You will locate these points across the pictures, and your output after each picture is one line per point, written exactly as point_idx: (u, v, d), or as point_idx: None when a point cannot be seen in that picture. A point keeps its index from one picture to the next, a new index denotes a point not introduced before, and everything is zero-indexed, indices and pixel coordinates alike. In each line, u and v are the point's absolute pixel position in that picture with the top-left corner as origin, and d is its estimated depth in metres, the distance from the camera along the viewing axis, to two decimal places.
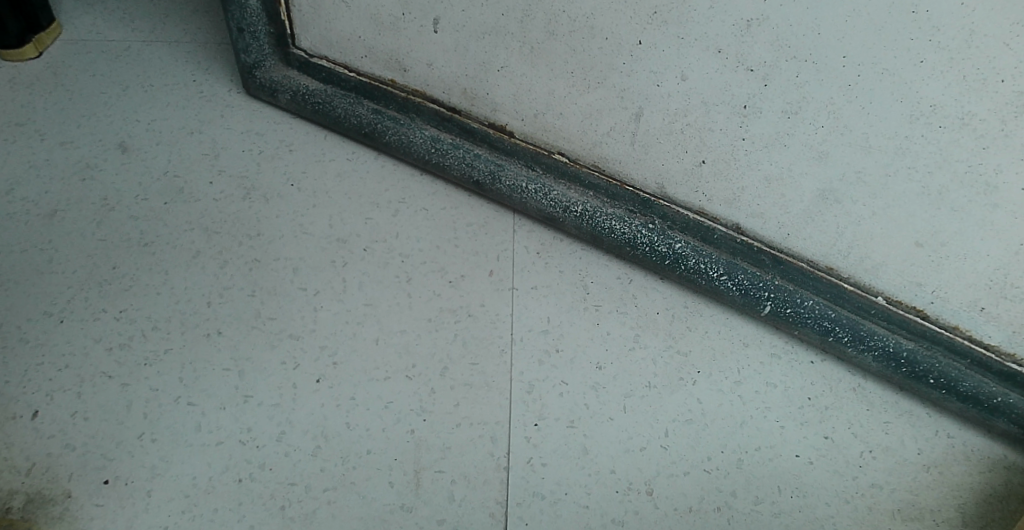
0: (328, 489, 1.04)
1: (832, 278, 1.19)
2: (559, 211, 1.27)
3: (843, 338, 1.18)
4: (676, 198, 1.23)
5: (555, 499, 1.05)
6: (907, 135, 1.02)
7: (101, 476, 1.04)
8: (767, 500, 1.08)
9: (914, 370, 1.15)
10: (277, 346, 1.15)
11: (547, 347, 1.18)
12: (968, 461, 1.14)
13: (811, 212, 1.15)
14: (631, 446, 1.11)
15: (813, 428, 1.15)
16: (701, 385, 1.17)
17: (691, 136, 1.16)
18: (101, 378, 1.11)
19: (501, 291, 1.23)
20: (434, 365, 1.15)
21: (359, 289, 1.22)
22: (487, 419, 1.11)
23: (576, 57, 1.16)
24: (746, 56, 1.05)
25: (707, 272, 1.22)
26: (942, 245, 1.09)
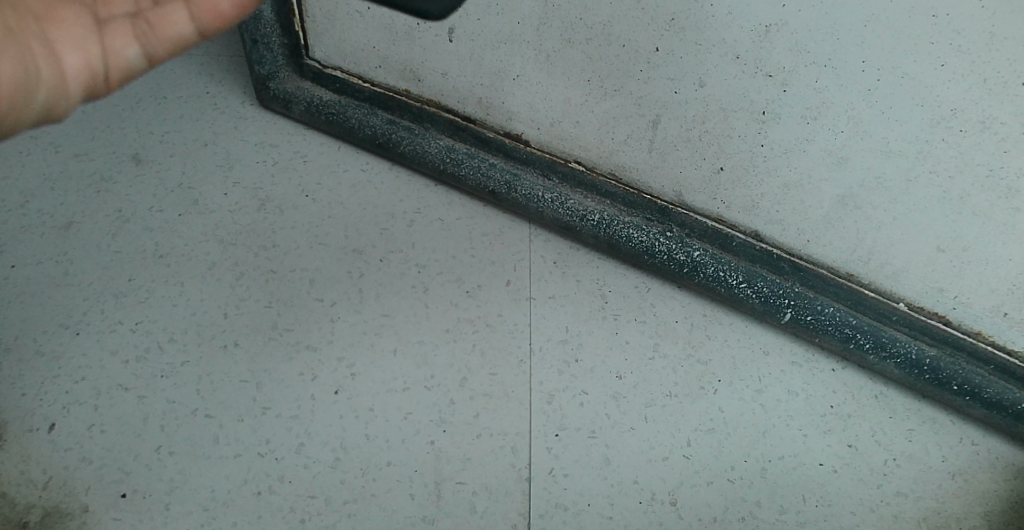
0: (348, 501, 1.03)
1: (852, 285, 1.18)
2: (576, 221, 1.24)
3: (864, 345, 1.16)
4: (694, 206, 1.23)
5: (578, 510, 1.04)
6: (928, 140, 1.02)
7: (119, 489, 1.03)
8: (792, 509, 1.06)
9: (937, 377, 1.14)
10: (296, 358, 1.15)
11: (566, 356, 1.17)
12: (993, 469, 1.13)
13: (832, 218, 1.14)
14: (653, 455, 1.09)
15: (837, 436, 1.14)
16: (722, 394, 1.16)
17: (709, 143, 1.15)
18: (118, 390, 1.10)
19: (519, 301, 1.22)
20: (453, 376, 1.14)
21: (376, 300, 1.21)
22: (508, 429, 1.10)
23: (593, 65, 1.16)
24: (765, 62, 1.05)
25: (726, 280, 1.20)
26: (964, 250, 1.08)
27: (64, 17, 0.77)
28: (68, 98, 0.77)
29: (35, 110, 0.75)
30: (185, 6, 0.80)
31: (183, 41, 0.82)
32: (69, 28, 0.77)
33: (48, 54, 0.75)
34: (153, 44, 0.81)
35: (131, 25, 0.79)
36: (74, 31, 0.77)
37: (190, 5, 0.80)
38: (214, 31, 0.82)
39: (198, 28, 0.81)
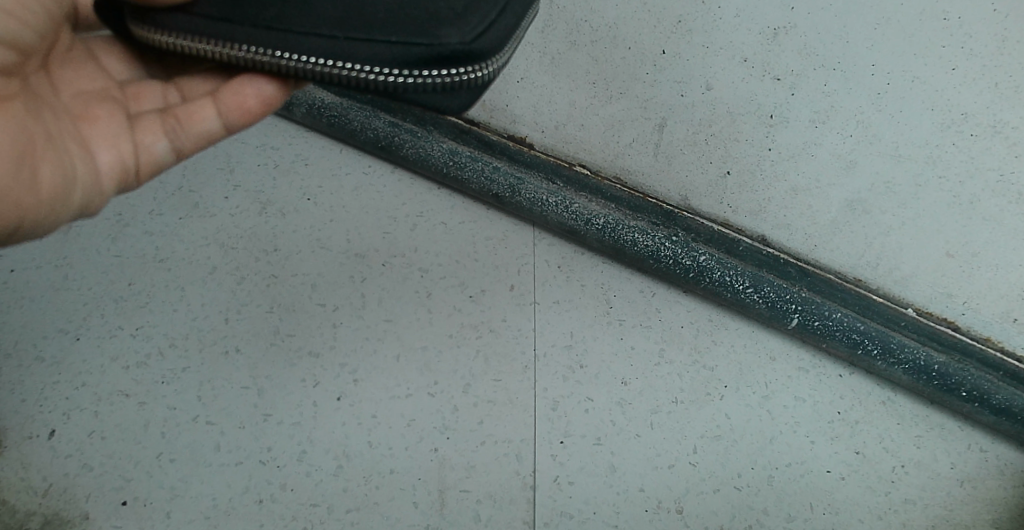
0: (351, 510, 1.03)
1: (861, 290, 1.16)
2: (581, 224, 1.20)
3: (872, 351, 1.12)
4: (700, 210, 1.21)
5: (583, 519, 1.04)
6: (938, 144, 1.02)
7: (120, 497, 1.03)
8: (798, 517, 1.06)
9: (946, 383, 1.11)
10: (297, 364, 1.13)
11: (570, 362, 1.16)
12: (1002, 476, 1.11)
13: (840, 223, 1.12)
14: (658, 463, 1.08)
15: (844, 443, 1.12)
16: (728, 400, 1.14)
17: (716, 146, 1.14)
18: (118, 396, 1.09)
19: (523, 306, 1.20)
20: (457, 382, 1.13)
21: (379, 305, 1.19)
22: (512, 437, 1.09)
23: (598, 67, 1.15)
24: (773, 65, 1.05)
25: (732, 285, 1.15)
26: (974, 256, 1.07)
27: (98, 116, 0.82)
28: (101, 194, 0.83)
29: (73, 207, 0.80)
30: (212, 104, 0.85)
31: (209, 136, 0.86)
32: (103, 127, 0.82)
33: (84, 154, 0.81)
34: (181, 136, 0.85)
35: (161, 121, 0.84)
36: (108, 130, 0.82)
37: (216, 104, 0.84)
38: (239, 126, 0.86)
39: (224, 125, 0.86)
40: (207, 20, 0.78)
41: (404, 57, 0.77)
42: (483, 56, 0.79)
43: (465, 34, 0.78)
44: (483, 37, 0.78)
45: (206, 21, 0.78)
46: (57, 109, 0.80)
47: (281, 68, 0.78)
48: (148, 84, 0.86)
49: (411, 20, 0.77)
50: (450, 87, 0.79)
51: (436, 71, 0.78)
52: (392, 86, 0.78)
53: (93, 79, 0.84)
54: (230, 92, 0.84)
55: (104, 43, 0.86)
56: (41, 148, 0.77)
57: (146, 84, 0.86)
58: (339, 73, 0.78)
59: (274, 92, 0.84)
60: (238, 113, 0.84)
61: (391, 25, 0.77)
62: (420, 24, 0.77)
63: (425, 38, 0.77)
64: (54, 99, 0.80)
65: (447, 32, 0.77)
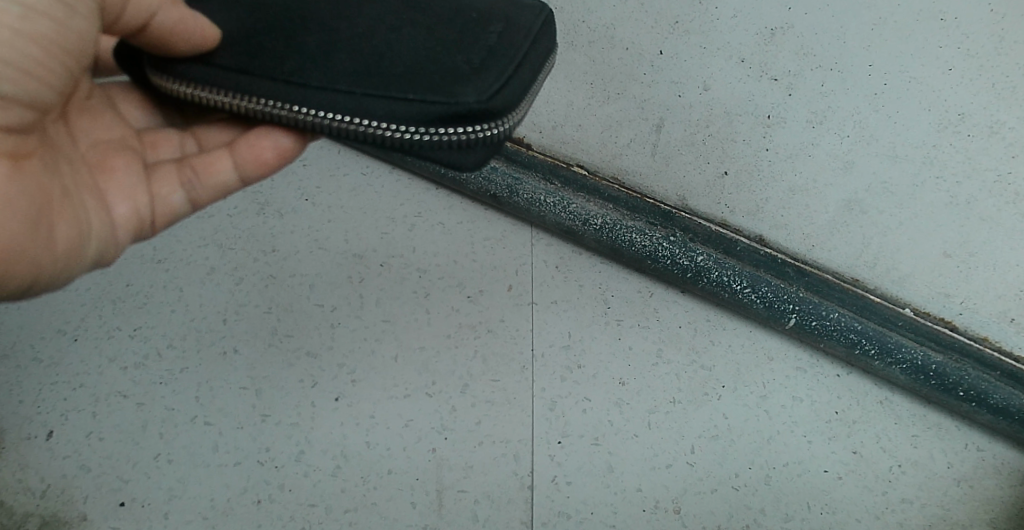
0: (349, 510, 1.03)
1: (857, 291, 1.17)
2: (579, 224, 1.20)
3: (870, 351, 1.13)
4: (698, 210, 1.22)
5: (582, 519, 1.04)
6: (935, 145, 1.01)
7: (118, 497, 1.03)
8: (796, 517, 1.06)
9: (944, 382, 1.12)
10: (295, 364, 1.13)
11: (568, 362, 1.16)
12: (999, 475, 1.12)
13: (837, 223, 1.13)
14: (656, 463, 1.09)
15: (842, 443, 1.12)
16: (726, 400, 1.14)
17: (713, 146, 1.14)
18: (116, 397, 1.09)
19: (521, 306, 1.20)
20: (455, 382, 1.13)
21: (377, 305, 1.19)
22: (510, 437, 1.09)
23: (596, 68, 1.15)
24: (770, 65, 1.04)
25: (730, 285, 1.16)
26: (972, 257, 1.07)
27: (116, 166, 0.81)
28: (116, 244, 0.82)
29: (88, 258, 0.79)
30: (228, 154, 0.83)
31: (225, 187, 0.85)
32: (121, 177, 0.81)
33: (99, 206, 0.80)
34: (198, 188, 0.85)
35: (178, 171, 0.84)
36: (125, 181, 0.82)
37: (233, 155, 0.83)
38: (255, 177, 0.85)
39: (239, 176, 0.84)
40: (225, 72, 0.78)
41: (419, 114, 0.76)
42: (498, 114, 0.77)
43: (481, 92, 0.76)
44: (500, 94, 0.77)
45: (224, 73, 0.78)
46: (75, 159, 0.79)
47: (297, 120, 0.78)
48: (166, 133, 0.86)
49: (428, 76, 0.77)
50: (465, 143, 0.77)
51: (454, 129, 0.76)
52: (407, 142, 0.77)
53: (111, 127, 0.83)
54: (247, 145, 0.82)
55: (124, 90, 0.87)
56: (58, 204, 0.75)
57: (164, 134, 0.86)
58: (355, 128, 0.77)
59: (291, 145, 0.82)
60: (253, 164, 0.83)
61: (408, 81, 0.77)
62: (436, 81, 0.77)
63: (442, 96, 0.76)
64: (73, 149, 0.79)
65: (463, 91, 0.76)
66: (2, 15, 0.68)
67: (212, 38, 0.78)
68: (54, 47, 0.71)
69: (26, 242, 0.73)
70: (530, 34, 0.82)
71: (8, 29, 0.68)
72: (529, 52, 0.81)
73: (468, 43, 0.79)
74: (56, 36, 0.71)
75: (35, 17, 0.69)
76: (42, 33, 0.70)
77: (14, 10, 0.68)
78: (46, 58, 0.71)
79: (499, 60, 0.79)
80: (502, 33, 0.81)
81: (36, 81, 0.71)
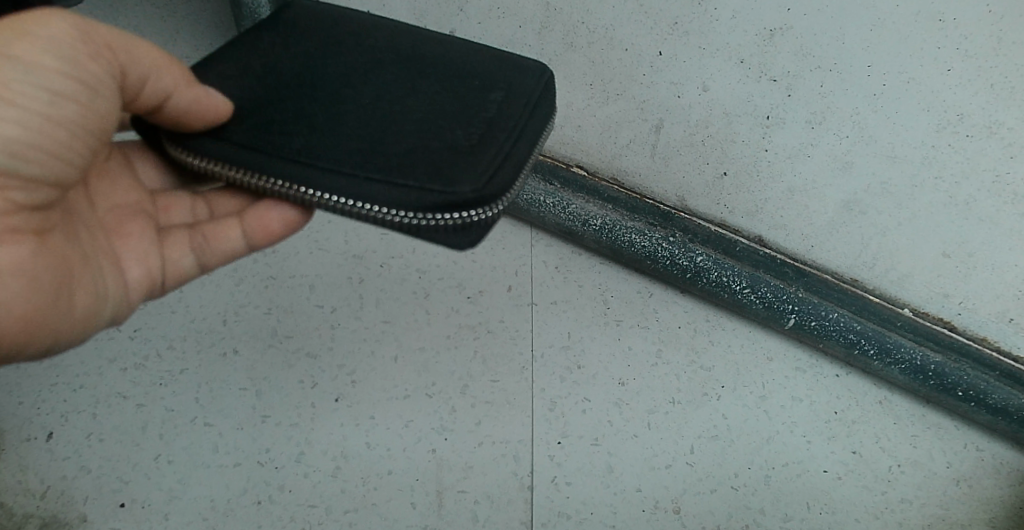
0: (349, 511, 1.03)
1: (857, 291, 1.17)
2: (578, 225, 1.21)
3: (868, 351, 1.14)
4: (697, 211, 1.22)
5: (581, 519, 1.03)
6: (934, 145, 1.01)
7: (118, 499, 1.02)
8: (796, 517, 1.06)
9: (943, 383, 1.12)
10: (295, 365, 1.14)
11: (569, 363, 1.16)
12: (998, 475, 1.12)
13: (836, 223, 1.13)
14: (655, 463, 1.09)
15: (840, 443, 1.13)
16: (725, 400, 1.14)
17: (713, 147, 1.14)
18: (116, 398, 1.09)
19: (520, 307, 1.21)
20: (455, 383, 1.13)
21: (377, 306, 1.20)
22: (511, 437, 1.09)
23: (595, 69, 1.15)
24: (770, 66, 1.04)
25: (729, 285, 1.17)
26: (971, 257, 1.07)
27: (131, 232, 0.82)
28: (128, 307, 0.82)
29: (102, 323, 0.79)
30: (238, 223, 0.85)
31: (233, 254, 0.86)
32: (135, 242, 0.82)
33: (115, 270, 0.80)
34: (209, 254, 0.86)
35: (190, 237, 0.85)
36: (140, 245, 0.82)
37: (242, 224, 0.84)
38: (262, 246, 0.86)
39: (248, 244, 0.86)
40: (234, 148, 0.78)
41: (421, 200, 0.75)
42: (498, 196, 0.77)
43: (478, 181, 0.76)
44: (495, 181, 0.77)
45: (233, 149, 0.78)
46: (92, 224, 0.79)
47: (300, 198, 0.78)
48: (178, 196, 0.87)
49: (428, 159, 0.77)
50: (460, 225, 0.76)
51: (450, 214, 0.75)
52: (405, 224, 0.76)
53: (126, 190, 0.84)
54: (257, 215, 0.83)
55: (140, 151, 0.87)
56: (78, 273, 0.76)
57: (176, 197, 0.86)
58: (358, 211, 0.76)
59: (299, 216, 0.84)
60: (262, 234, 0.84)
61: (409, 164, 0.77)
62: (436, 165, 0.76)
63: (443, 180, 0.76)
64: (90, 214, 0.80)
65: (461, 179, 0.76)
66: (31, 101, 0.69)
67: (224, 114, 0.79)
68: (79, 129, 0.72)
69: (45, 312, 0.73)
70: (529, 104, 0.84)
71: (34, 114, 0.69)
72: (527, 124, 0.82)
73: (468, 123, 0.80)
74: (82, 120, 0.72)
75: (61, 101, 0.70)
76: (68, 117, 0.71)
77: (42, 97, 0.69)
78: (71, 141, 0.72)
79: (498, 142, 0.79)
80: (503, 113, 0.81)
81: (62, 162, 0.72)
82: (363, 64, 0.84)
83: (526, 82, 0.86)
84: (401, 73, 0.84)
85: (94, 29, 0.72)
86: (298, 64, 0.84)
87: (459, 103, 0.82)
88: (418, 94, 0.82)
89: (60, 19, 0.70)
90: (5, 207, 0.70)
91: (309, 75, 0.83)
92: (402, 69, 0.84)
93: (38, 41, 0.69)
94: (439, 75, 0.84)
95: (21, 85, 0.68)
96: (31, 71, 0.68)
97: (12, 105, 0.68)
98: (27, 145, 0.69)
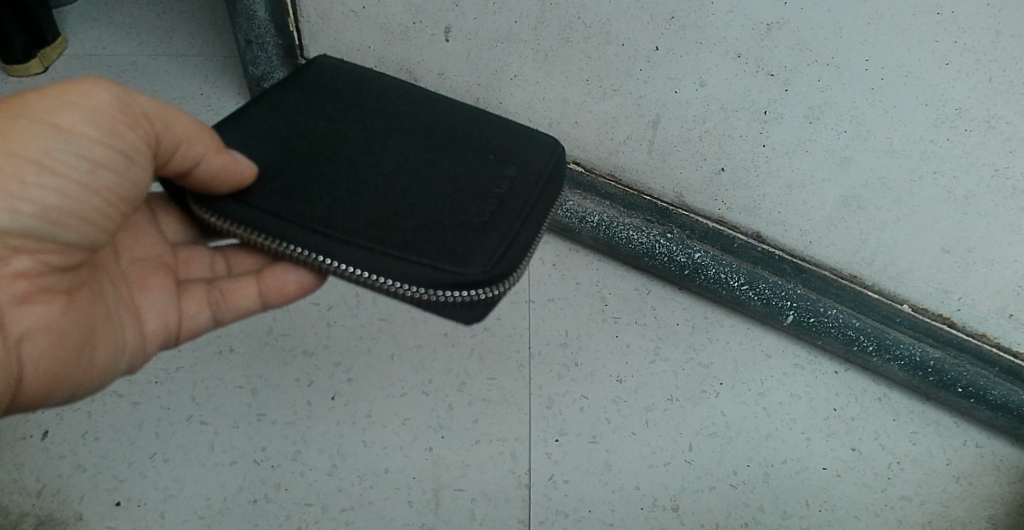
0: (345, 509, 1.02)
1: (856, 287, 1.17)
2: (576, 222, 1.24)
3: (867, 347, 1.15)
4: (695, 207, 1.22)
5: (579, 517, 1.03)
6: (932, 140, 1.00)
7: (113, 498, 1.01)
8: (795, 515, 1.05)
9: (941, 379, 1.13)
10: (291, 363, 1.13)
11: (566, 359, 1.15)
12: (998, 472, 1.11)
13: (834, 219, 1.12)
14: (654, 461, 1.08)
15: (840, 440, 1.12)
16: (724, 397, 1.14)
17: (710, 143, 1.14)
18: (111, 397, 1.09)
19: (518, 305, 1.20)
20: (452, 380, 1.13)
21: (373, 304, 1.19)
22: (508, 435, 1.08)
23: (592, 64, 1.14)
24: (767, 61, 1.03)
25: (728, 281, 1.18)
26: (970, 252, 1.07)
27: (152, 285, 0.87)
28: (145, 356, 0.87)
29: (119, 372, 0.85)
30: (254, 282, 0.89)
31: (248, 311, 0.91)
32: (156, 295, 0.87)
33: (134, 323, 0.85)
34: (223, 310, 0.90)
35: (206, 293, 0.89)
36: (160, 299, 0.87)
37: (258, 284, 0.89)
38: (276, 304, 0.90)
39: (261, 303, 0.90)
40: (260, 214, 0.82)
41: (433, 277, 0.79)
42: (505, 277, 0.81)
43: (486, 263, 0.80)
44: (502, 263, 0.81)
45: (259, 215, 0.81)
46: (117, 279, 0.85)
47: (317, 265, 0.81)
48: (199, 252, 0.92)
49: (441, 238, 0.81)
50: (469, 304, 0.80)
51: (459, 292, 0.79)
52: (415, 297, 0.80)
53: (150, 244, 0.89)
54: (272, 277, 0.88)
55: (165, 205, 0.92)
56: (101, 328, 0.81)
57: (196, 252, 0.92)
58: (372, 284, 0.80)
59: (312, 280, 0.88)
60: (276, 295, 0.89)
61: (424, 241, 0.81)
62: (449, 245, 0.81)
63: (455, 259, 0.80)
64: (115, 268, 0.85)
65: (472, 261, 0.80)
66: (72, 170, 0.73)
67: (248, 178, 0.82)
68: (114, 196, 0.76)
69: (67, 364, 0.78)
70: (540, 183, 0.89)
71: (74, 182, 0.74)
72: (537, 204, 0.87)
73: (480, 204, 0.84)
74: (117, 188, 0.76)
75: (100, 171, 0.75)
76: (104, 186, 0.75)
77: (82, 166, 0.73)
78: (106, 207, 0.76)
79: (507, 224, 0.83)
80: (512, 195, 0.86)
81: (96, 228, 0.76)
82: (382, 138, 0.89)
83: (533, 165, 0.90)
84: (418, 151, 0.88)
85: (134, 100, 0.76)
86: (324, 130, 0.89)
87: (472, 183, 0.86)
88: (433, 170, 0.87)
89: (104, 91, 0.74)
90: (40, 269, 0.74)
91: (331, 145, 0.87)
92: (418, 146, 0.89)
93: (82, 113, 0.73)
94: (453, 154, 0.89)
95: (64, 155, 0.73)
96: (73, 141, 0.73)
97: (55, 173, 0.73)
98: (65, 213, 0.74)
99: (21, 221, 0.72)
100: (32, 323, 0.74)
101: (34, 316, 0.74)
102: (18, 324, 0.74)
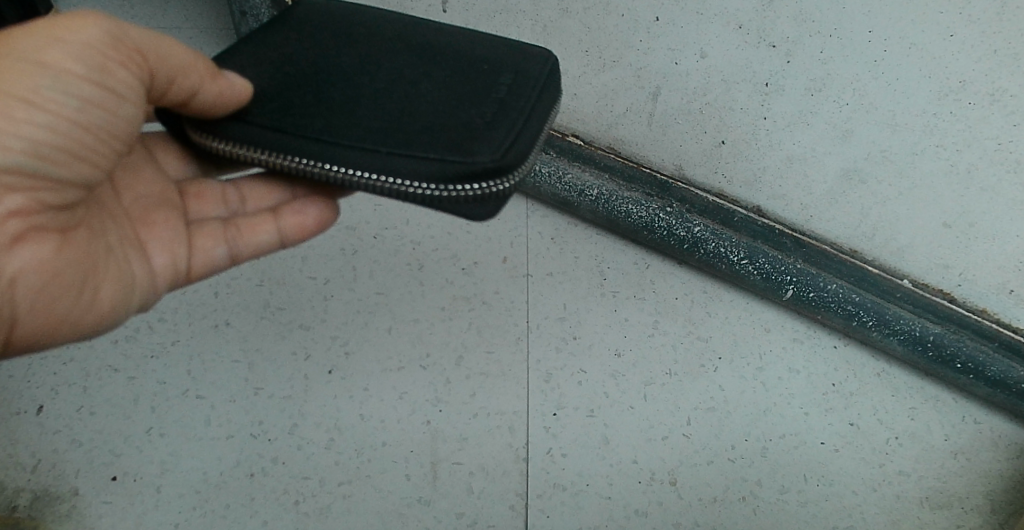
0: (343, 483, 1.02)
1: (856, 262, 1.16)
2: (575, 195, 1.20)
3: (867, 322, 1.12)
4: (695, 180, 1.21)
5: (576, 491, 1.02)
6: (935, 113, 0.99)
7: (110, 472, 1.01)
8: (792, 489, 1.05)
9: (941, 354, 1.11)
10: (288, 337, 1.12)
11: (564, 333, 1.15)
12: (996, 448, 1.11)
13: (835, 193, 1.11)
14: (652, 435, 1.08)
15: (838, 415, 1.12)
16: (723, 372, 1.13)
17: (710, 116, 1.13)
18: (107, 371, 1.08)
19: (516, 279, 1.19)
20: (449, 354, 1.12)
21: (370, 277, 1.18)
22: (505, 409, 1.08)
23: (591, 35, 1.13)
24: (769, 31, 1.02)
25: (727, 255, 1.15)
26: (972, 226, 1.06)
27: (159, 221, 0.83)
28: (157, 294, 0.84)
29: (132, 309, 0.82)
30: (271, 217, 0.87)
31: (263, 248, 0.88)
32: (165, 232, 0.83)
33: (142, 260, 0.81)
34: (240, 246, 0.87)
35: (221, 229, 0.86)
36: (169, 235, 0.83)
37: (276, 218, 0.87)
38: (293, 240, 0.88)
39: (279, 237, 0.87)
40: (259, 133, 0.79)
41: (441, 172, 0.76)
42: (513, 167, 0.77)
43: (493, 150, 0.77)
44: (511, 153, 0.77)
45: (258, 131, 0.79)
46: (118, 217, 0.81)
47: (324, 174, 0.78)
48: (209, 186, 0.88)
49: (444, 137, 0.77)
50: (480, 197, 0.77)
51: (474, 187, 0.76)
52: (432, 196, 0.77)
53: (152, 182, 0.85)
54: (290, 211, 0.87)
55: (163, 140, 0.88)
56: (101, 265, 0.77)
57: (206, 186, 0.88)
58: (383, 186, 0.77)
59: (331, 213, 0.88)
60: (296, 229, 0.87)
61: (427, 139, 0.77)
62: (452, 139, 0.77)
63: (459, 153, 0.76)
64: (115, 204, 0.81)
65: (479, 149, 0.77)
66: (60, 107, 0.71)
67: (246, 97, 0.79)
68: (105, 134, 0.74)
69: (66, 305, 0.75)
70: (539, 86, 0.83)
71: (65, 120, 0.72)
72: (538, 100, 0.82)
73: (480, 105, 0.80)
74: (109, 126, 0.74)
75: (89, 108, 0.73)
76: (95, 123, 0.73)
77: (71, 103, 0.72)
78: (97, 145, 0.74)
79: (508, 119, 0.79)
80: (512, 92, 0.81)
81: (89, 166, 0.75)
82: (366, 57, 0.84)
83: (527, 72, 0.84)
84: (408, 65, 0.84)
85: (125, 33, 0.73)
86: (310, 56, 0.84)
87: (469, 87, 0.82)
88: (428, 80, 0.82)
89: (94, 24, 0.72)
90: (29, 206, 0.72)
91: (316, 69, 0.83)
92: (410, 60, 0.84)
93: (70, 48, 0.71)
94: (444, 65, 0.84)
95: (52, 91, 0.71)
96: (61, 78, 0.71)
97: (45, 110, 0.71)
98: (54, 149, 0.72)
99: (9, 158, 0.70)
100: (25, 261, 0.72)
101: (28, 254, 0.72)
102: (14, 262, 0.71)
